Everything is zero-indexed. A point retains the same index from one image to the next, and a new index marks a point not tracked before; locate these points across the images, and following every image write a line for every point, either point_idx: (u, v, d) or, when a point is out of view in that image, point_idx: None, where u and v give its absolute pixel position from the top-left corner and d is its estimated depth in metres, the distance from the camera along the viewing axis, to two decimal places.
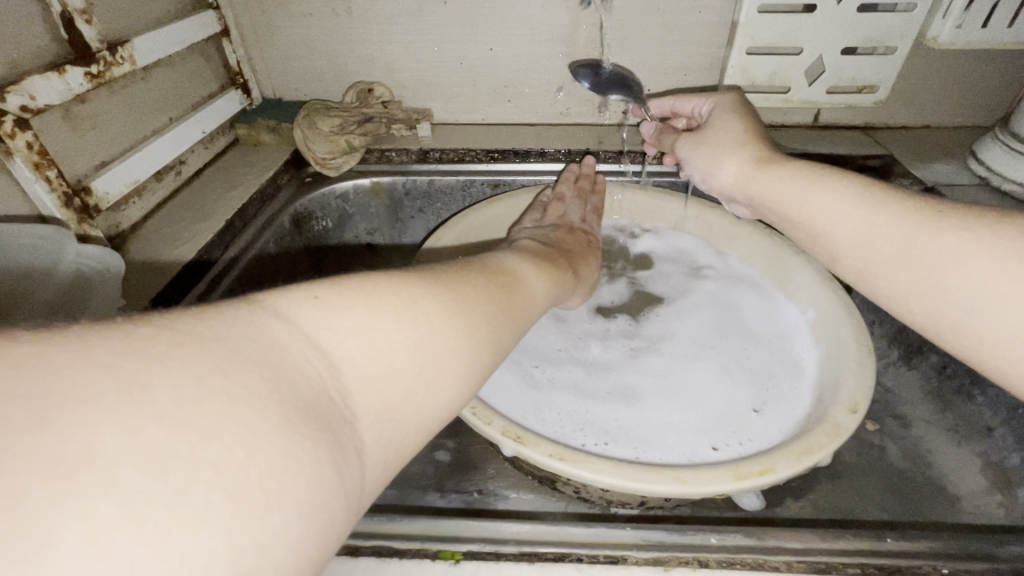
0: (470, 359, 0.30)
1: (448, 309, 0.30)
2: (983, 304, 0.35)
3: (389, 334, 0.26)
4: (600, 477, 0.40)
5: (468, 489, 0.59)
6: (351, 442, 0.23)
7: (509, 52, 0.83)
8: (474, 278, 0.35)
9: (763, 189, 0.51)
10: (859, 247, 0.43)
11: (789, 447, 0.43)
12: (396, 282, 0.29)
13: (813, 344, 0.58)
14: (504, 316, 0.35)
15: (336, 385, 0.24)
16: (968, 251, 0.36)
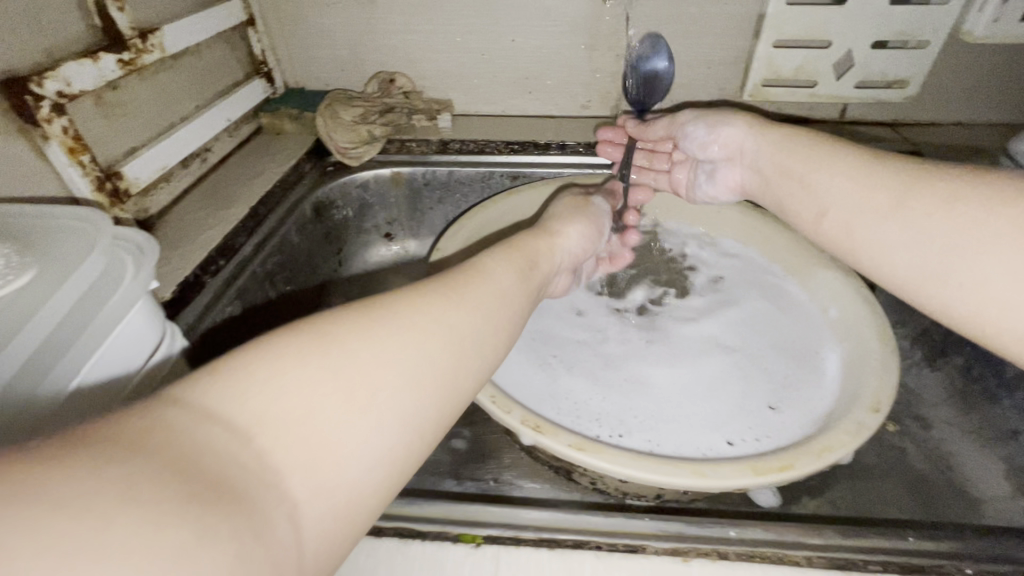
0: (420, 392, 0.28)
1: (387, 341, 0.28)
2: (964, 257, 0.37)
3: (307, 382, 0.24)
4: (617, 467, 0.41)
5: (484, 477, 0.60)
6: (276, 509, 0.21)
7: (532, 43, 0.82)
8: (432, 292, 0.33)
9: (768, 141, 0.56)
10: (858, 209, 0.45)
11: (808, 445, 0.43)
12: (323, 325, 0.27)
13: (836, 343, 0.57)
14: (467, 333, 0.32)
15: (249, 450, 0.22)
16: (959, 204, 0.38)
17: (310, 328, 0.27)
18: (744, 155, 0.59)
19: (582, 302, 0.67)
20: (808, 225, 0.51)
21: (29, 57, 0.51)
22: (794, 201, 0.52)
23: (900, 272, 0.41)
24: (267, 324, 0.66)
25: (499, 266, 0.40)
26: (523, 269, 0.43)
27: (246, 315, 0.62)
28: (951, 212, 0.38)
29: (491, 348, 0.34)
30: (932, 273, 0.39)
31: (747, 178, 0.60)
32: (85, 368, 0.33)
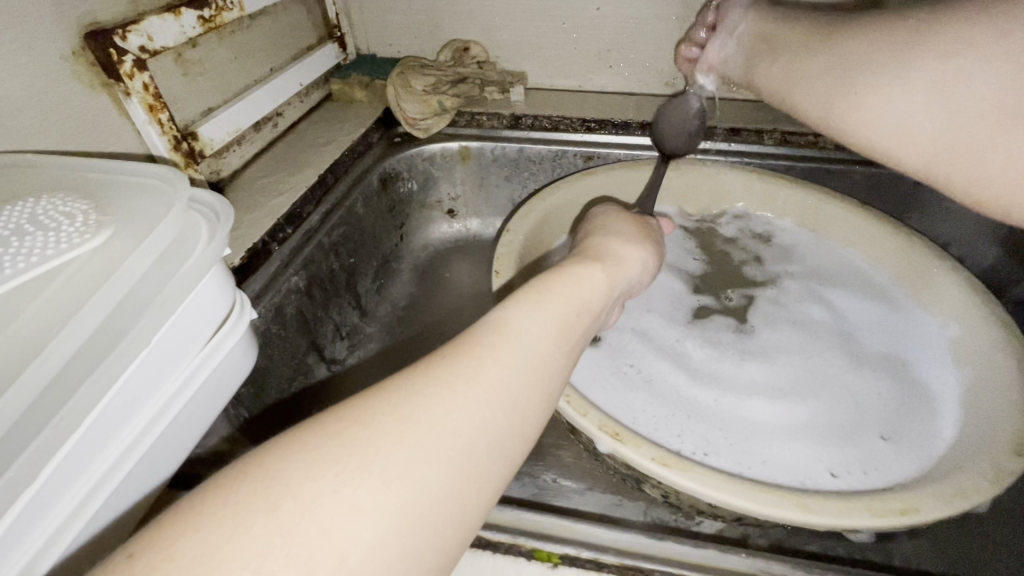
0: (410, 539, 0.22)
1: (368, 467, 0.22)
2: (877, 85, 0.41)
3: (256, 549, 0.19)
4: (706, 489, 0.37)
5: (542, 475, 0.57)
6: None
7: (618, 13, 0.76)
8: (433, 377, 0.26)
9: (750, 19, 0.57)
10: (792, 72, 0.49)
11: (936, 487, 0.37)
12: (284, 458, 0.22)
13: (957, 367, 0.50)
14: (478, 440, 0.25)
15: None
16: (879, 43, 0.41)
17: (268, 461, 0.22)
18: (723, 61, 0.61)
19: (660, 297, 0.63)
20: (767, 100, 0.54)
21: (113, 11, 0.50)
22: (755, 81, 0.55)
23: (829, 118, 0.45)
24: (330, 296, 0.65)
25: (531, 320, 0.31)
26: (568, 321, 0.32)
27: (311, 286, 0.60)
28: (870, 51, 0.42)
29: (512, 451, 0.27)
30: (847, 106, 0.43)
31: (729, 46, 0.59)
32: (156, 337, 0.31)
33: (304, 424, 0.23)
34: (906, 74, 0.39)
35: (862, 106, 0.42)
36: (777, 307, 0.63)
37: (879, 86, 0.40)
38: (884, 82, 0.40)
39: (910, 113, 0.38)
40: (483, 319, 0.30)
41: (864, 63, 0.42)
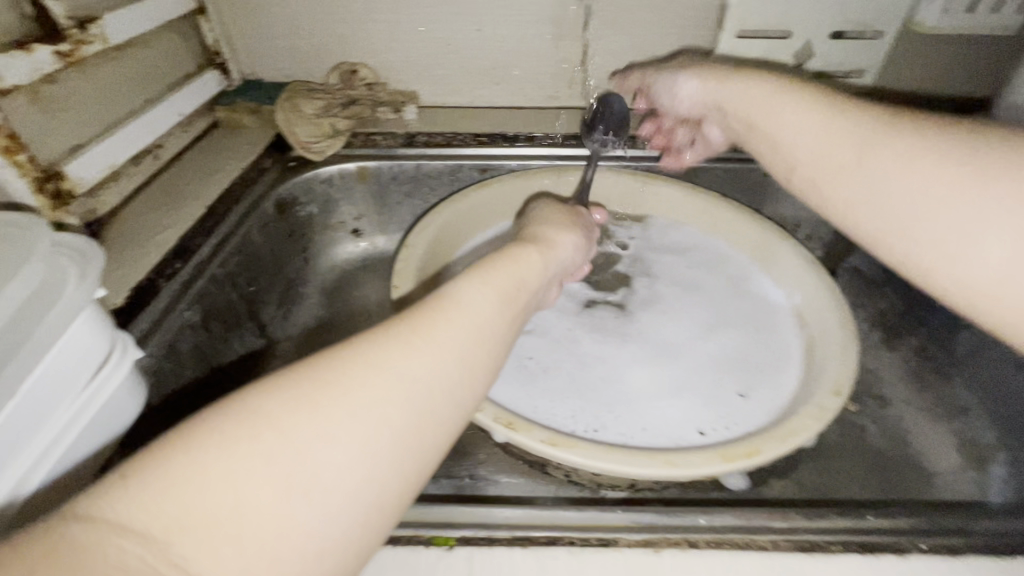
0: (373, 469, 0.25)
1: (339, 405, 0.25)
2: (938, 216, 0.35)
3: (239, 472, 0.22)
4: (589, 460, 0.41)
5: (460, 474, 0.59)
6: None
7: (497, 34, 0.81)
8: (396, 333, 0.29)
9: (731, 95, 0.53)
10: (816, 152, 0.43)
11: (775, 429, 0.44)
12: (263, 397, 0.24)
13: (801, 329, 0.59)
14: (433, 386, 0.28)
15: (170, 554, 0.20)
16: (929, 155, 0.35)
17: (250, 396, 0.24)
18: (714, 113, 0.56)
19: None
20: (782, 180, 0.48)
21: None
22: (762, 149, 0.50)
23: (867, 225, 0.40)
24: (231, 327, 0.64)
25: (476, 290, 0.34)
26: (509, 290, 0.36)
27: (207, 319, 0.59)
28: (916, 170, 0.36)
29: (465, 400, 0.30)
30: (891, 220, 0.38)
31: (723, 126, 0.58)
32: (24, 385, 0.31)
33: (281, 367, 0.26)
34: (969, 215, 0.33)
35: (917, 232, 0.36)
36: (643, 283, 0.70)
37: (935, 214, 0.35)
38: (942, 210, 0.34)
39: (984, 262, 0.33)
40: (435, 290, 0.33)
41: (909, 182, 0.36)
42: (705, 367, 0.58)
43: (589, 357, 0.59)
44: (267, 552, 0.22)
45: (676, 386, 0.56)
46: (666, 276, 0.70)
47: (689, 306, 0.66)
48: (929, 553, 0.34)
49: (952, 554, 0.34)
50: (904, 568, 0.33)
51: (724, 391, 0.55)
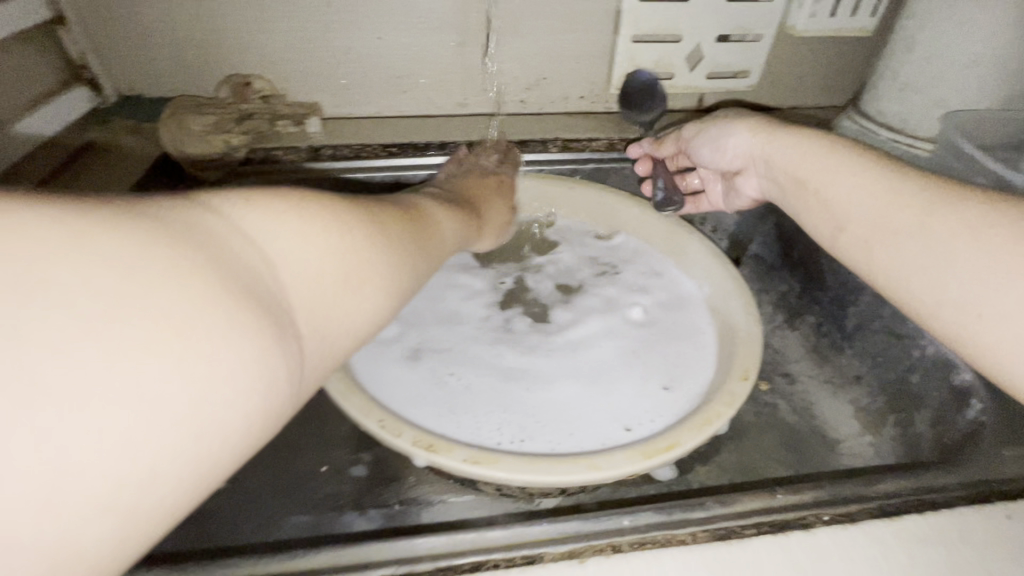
0: (390, 301, 0.34)
1: (371, 232, 0.34)
2: (1001, 291, 0.35)
3: (326, 245, 0.30)
4: (513, 475, 0.40)
5: (389, 502, 0.57)
6: (291, 332, 0.27)
7: (399, 41, 0.79)
8: (401, 225, 0.39)
9: (776, 150, 0.54)
10: (871, 220, 0.43)
11: (690, 420, 0.46)
12: (339, 211, 0.32)
13: (711, 318, 0.62)
14: (421, 269, 0.39)
15: (274, 280, 0.27)
16: (987, 229, 0.36)
17: (319, 198, 0.32)
18: (757, 164, 0.57)
19: (443, 303, 0.66)
20: (826, 240, 0.49)
21: None
22: (806, 210, 0.50)
23: (921, 294, 0.39)
24: None
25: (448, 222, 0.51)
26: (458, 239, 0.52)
27: None
28: (978, 239, 0.36)
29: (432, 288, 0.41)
30: (952, 301, 0.38)
31: (766, 185, 0.58)
32: None
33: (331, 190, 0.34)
34: None
35: (981, 308, 0.36)
36: (548, 287, 0.70)
37: (999, 288, 0.35)
38: (1003, 285, 0.35)
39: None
40: (423, 210, 0.46)
41: (966, 253, 0.37)
42: (626, 347, 0.61)
43: (516, 356, 0.60)
44: (329, 309, 0.30)
45: (601, 369, 0.58)
46: (592, 248, 0.73)
47: (607, 303, 0.67)
48: (831, 523, 0.36)
49: (851, 521, 0.36)
50: (811, 543, 0.35)
51: (645, 374, 0.57)
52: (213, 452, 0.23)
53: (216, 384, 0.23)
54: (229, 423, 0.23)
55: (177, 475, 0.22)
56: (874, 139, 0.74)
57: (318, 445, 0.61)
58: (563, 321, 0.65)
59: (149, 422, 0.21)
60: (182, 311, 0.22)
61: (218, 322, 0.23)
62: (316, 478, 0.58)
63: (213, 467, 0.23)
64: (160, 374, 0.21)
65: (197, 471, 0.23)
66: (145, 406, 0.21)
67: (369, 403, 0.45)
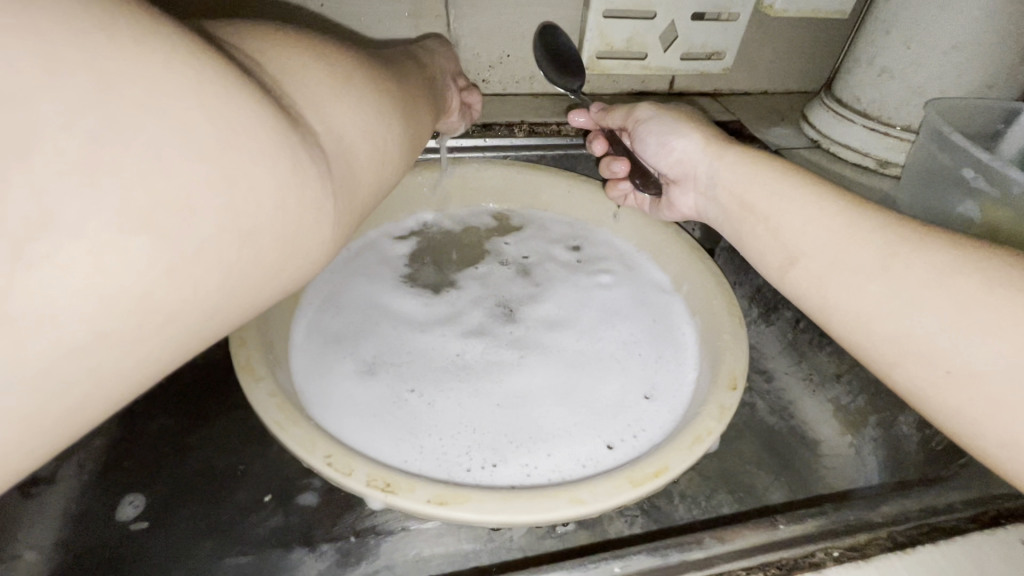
0: (389, 128, 0.36)
1: (349, 58, 0.36)
2: (972, 348, 0.32)
3: (319, 71, 0.32)
4: (485, 515, 0.35)
5: (343, 534, 0.50)
6: (310, 134, 0.29)
7: (344, 9, 0.69)
8: (388, 71, 0.41)
9: (726, 167, 0.49)
10: (828, 256, 0.39)
11: (679, 438, 0.41)
12: (326, 46, 0.35)
13: (690, 318, 0.58)
14: (411, 110, 0.40)
15: (267, 77, 0.29)
16: (958, 274, 0.33)
17: (283, 29, 0.34)
18: (699, 178, 0.52)
19: (392, 311, 0.58)
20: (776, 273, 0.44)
21: None
22: (754, 242, 0.45)
23: (883, 346, 0.36)
24: None
25: (415, 62, 0.50)
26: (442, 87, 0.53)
27: None
28: (947, 287, 0.33)
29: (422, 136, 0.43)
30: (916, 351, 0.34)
31: (702, 204, 0.53)
32: None
33: (318, 35, 0.36)
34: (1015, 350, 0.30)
35: (951, 364, 0.33)
36: (511, 281, 0.64)
37: (968, 345, 0.32)
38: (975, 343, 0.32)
39: None
40: (406, 61, 0.48)
41: (945, 307, 0.33)
42: (602, 346, 0.56)
43: (486, 361, 0.54)
44: (332, 111, 0.31)
45: (578, 372, 0.54)
46: (561, 238, 0.68)
47: (577, 297, 0.62)
48: (840, 561, 0.32)
49: (861, 556, 0.33)
50: None
51: (623, 376, 0.53)
52: (256, 207, 0.25)
53: (240, 116, 0.24)
54: (262, 159, 0.25)
55: (221, 196, 0.23)
56: (852, 127, 0.72)
57: (260, 471, 0.54)
58: (534, 318, 0.60)
59: (190, 136, 0.22)
60: (195, 52, 0.23)
61: (221, 65, 0.24)
62: (256, 510, 0.51)
63: (260, 205, 0.25)
64: (190, 96, 0.22)
65: (242, 206, 0.24)
66: (178, 116, 0.22)
67: (314, 434, 0.38)
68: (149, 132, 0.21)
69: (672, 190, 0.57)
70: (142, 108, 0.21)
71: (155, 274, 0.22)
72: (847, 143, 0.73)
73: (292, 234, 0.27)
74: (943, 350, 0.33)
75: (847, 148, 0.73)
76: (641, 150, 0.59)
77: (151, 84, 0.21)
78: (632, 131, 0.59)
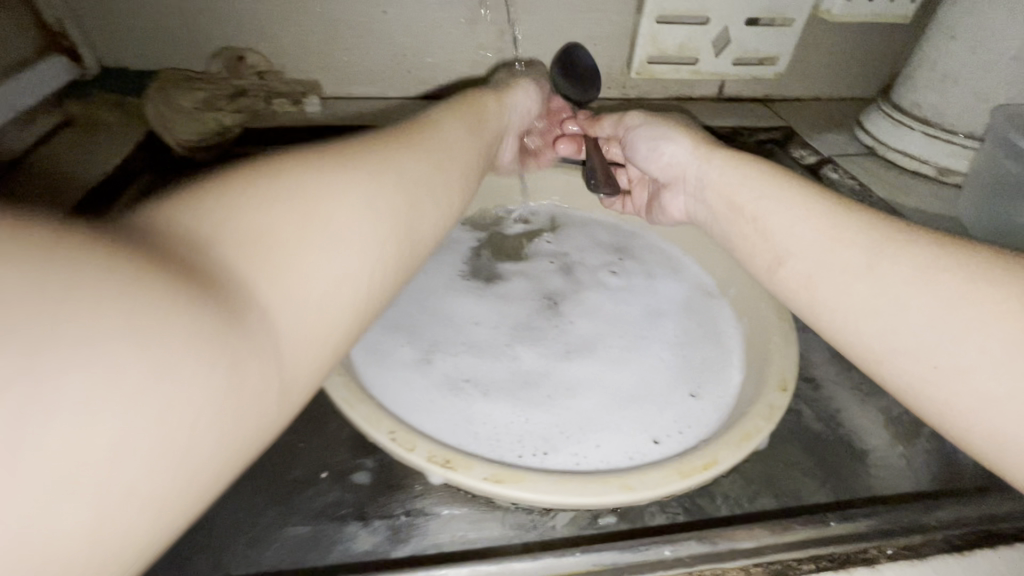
0: (379, 255, 0.31)
1: (336, 177, 0.31)
2: (957, 342, 0.32)
3: (288, 216, 0.27)
4: (538, 495, 0.37)
5: (395, 512, 0.53)
6: (258, 314, 0.25)
7: (406, 16, 0.73)
8: (390, 157, 0.36)
9: (714, 169, 0.49)
10: (815, 256, 0.39)
11: (728, 434, 0.42)
12: (304, 171, 0.30)
13: (737, 320, 0.58)
14: (418, 202, 0.36)
15: (211, 253, 0.24)
16: (940, 272, 0.33)
17: (250, 161, 0.30)
18: (688, 182, 0.52)
19: (444, 304, 0.60)
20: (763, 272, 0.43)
21: None
22: (741, 244, 0.45)
23: (870, 344, 0.35)
24: None
25: (438, 129, 0.44)
26: (474, 143, 0.48)
27: None
28: (935, 284, 0.33)
29: (437, 225, 0.38)
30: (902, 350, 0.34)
31: (692, 207, 0.53)
32: None
33: (295, 156, 0.31)
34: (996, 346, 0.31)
35: (936, 359, 0.32)
36: (558, 279, 0.65)
37: (960, 339, 0.32)
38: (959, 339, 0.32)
39: None
40: (426, 126, 0.43)
41: (932, 305, 0.33)
42: (649, 344, 0.57)
43: (536, 354, 0.56)
44: (296, 272, 0.27)
45: (625, 369, 0.55)
46: (607, 239, 0.70)
47: (624, 296, 0.63)
48: (894, 558, 0.33)
49: (915, 555, 0.33)
50: None
51: (669, 374, 0.54)
52: (193, 429, 0.22)
53: (171, 329, 0.21)
54: (199, 385, 0.22)
55: (153, 435, 0.20)
56: (910, 133, 0.71)
57: (317, 450, 0.57)
58: (581, 315, 0.61)
59: (109, 381, 0.19)
60: (113, 278, 0.20)
61: (159, 284, 0.22)
62: (315, 485, 0.54)
63: (197, 424, 0.22)
64: (109, 330, 0.20)
65: (177, 439, 0.21)
66: (97, 368, 0.19)
67: (378, 412, 0.41)
68: (62, 397, 0.18)
69: (664, 193, 0.57)
70: (59, 375, 0.18)
71: (68, 550, 0.19)
72: (904, 149, 0.71)
73: (242, 436, 0.24)
74: (931, 348, 0.33)
75: (902, 153, 0.72)
76: (632, 155, 0.60)
77: (59, 333, 0.19)
78: (625, 136, 0.61)
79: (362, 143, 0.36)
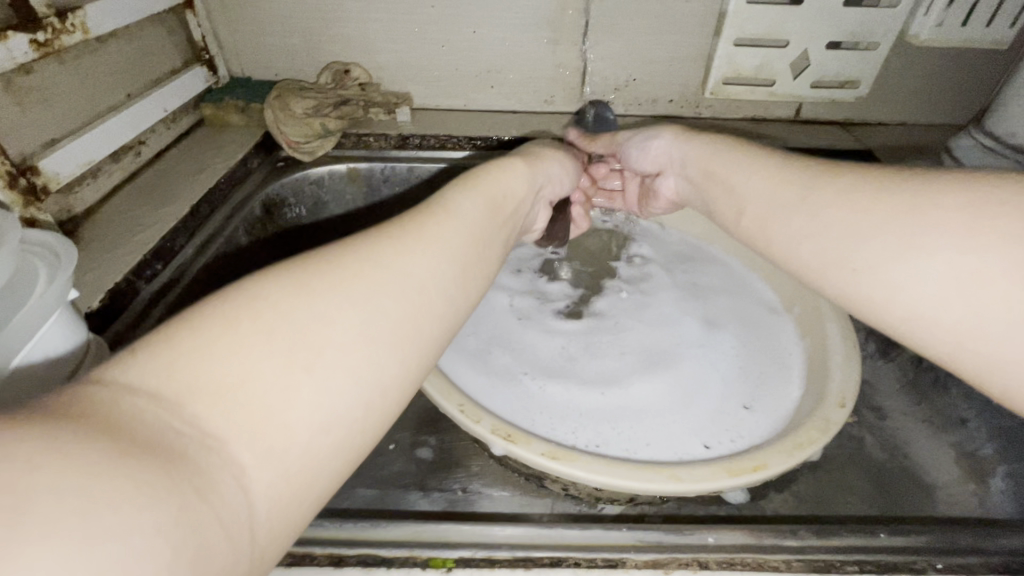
0: (378, 374, 0.25)
1: (322, 290, 0.25)
2: (865, 242, 0.37)
3: (255, 351, 0.22)
4: (592, 474, 0.40)
5: (453, 487, 0.57)
6: (226, 481, 0.20)
7: (492, 35, 0.79)
8: (393, 237, 0.30)
9: (694, 147, 0.55)
10: (763, 199, 0.45)
11: (780, 442, 0.43)
12: (280, 285, 0.25)
13: (801, 339, 0.58)
14: (431, 289, 0.29)
15: (180, 416, 0.20)
16: (852, 194, 0.39)
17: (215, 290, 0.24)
18: (673, 164, 0.58)
19: (515, 305, 0.65)
20: (729, 223, 0.50)
21: None
22: (713, 206, 0.51)
23: (805, 262, 0.41)
24: None
25: (467, 198, 0.37)
26: (499, 203, 0.39)
27: None
28: (846, 200, 0.39)
29: (460, 308, 0.31)
30: (829, 262, 0.39)
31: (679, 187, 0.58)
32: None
33: (276, 270, 0.26)
34: (894, 241, 0.35)
35: (853, 262, 0.37)
36: (625, 292, 0.67)
37: (867, 241, 0.37)
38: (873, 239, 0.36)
39: None
40: (441, 197, 0.36)
41: (839, 215, 0.39)
42: (710, 362, 0.58)
43: (593, 357, 0.59)
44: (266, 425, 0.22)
45: (682, 380, 0.56)
46: (672, 256, 0.71)
47: (687, 313, 0.64)
48: (945, 572, 0.33)
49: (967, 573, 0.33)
50: None
51: (726, 387, 0.55)
52: None
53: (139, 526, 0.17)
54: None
55: None
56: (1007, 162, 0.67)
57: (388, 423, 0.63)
58: (640, 323, 0.63)
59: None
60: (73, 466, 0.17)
61: (118, 479, 0.17)
62: (384, 454, 0.60)
63: None
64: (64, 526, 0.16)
65: None
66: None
67: (448, 386, 0.46)
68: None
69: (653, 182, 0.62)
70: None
71: None
72: None
73: None
74: (848, 253, 0.38)
75: None
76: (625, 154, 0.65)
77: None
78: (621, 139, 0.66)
79: (368, 230, 0.30)
